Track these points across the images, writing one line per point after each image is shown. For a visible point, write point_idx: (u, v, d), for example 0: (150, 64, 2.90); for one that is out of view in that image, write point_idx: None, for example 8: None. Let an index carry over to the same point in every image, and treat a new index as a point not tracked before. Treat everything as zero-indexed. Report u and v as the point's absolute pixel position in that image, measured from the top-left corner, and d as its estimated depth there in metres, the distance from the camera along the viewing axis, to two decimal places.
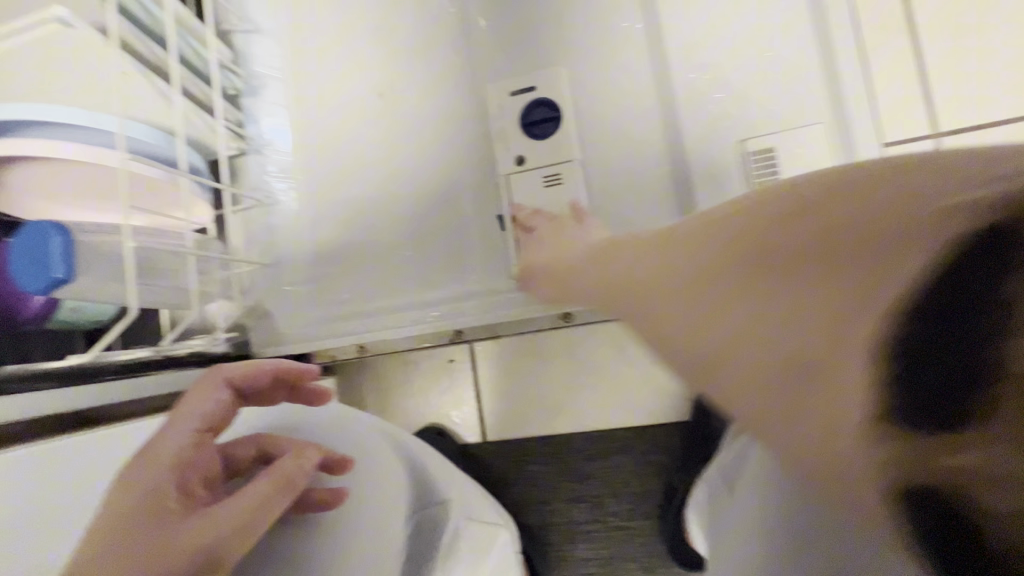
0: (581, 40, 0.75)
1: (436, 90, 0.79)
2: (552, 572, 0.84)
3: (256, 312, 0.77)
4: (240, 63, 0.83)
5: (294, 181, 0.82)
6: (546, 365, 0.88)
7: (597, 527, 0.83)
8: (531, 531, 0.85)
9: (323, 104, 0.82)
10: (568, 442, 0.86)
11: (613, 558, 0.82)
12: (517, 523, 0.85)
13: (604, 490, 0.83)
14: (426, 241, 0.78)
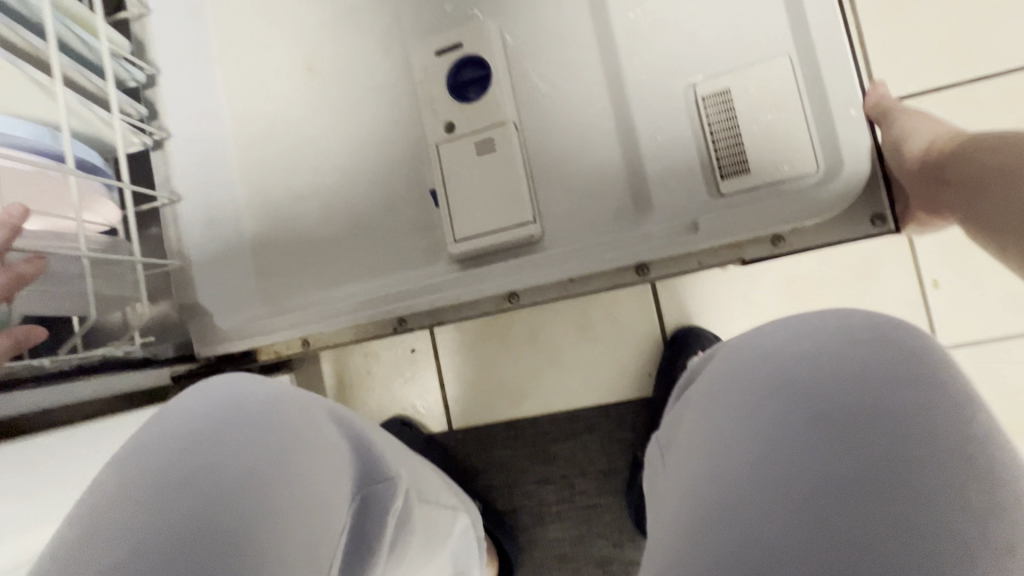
0: None
1: (363, 59, 0.73)
2: (524, 557, 0.81)
3: (191, 310, 0.74)
4: (142, 50, 0.76)
5: (220, 169, 0.76)
6: (508, 346, 0.84)
7: (567, 507, 0.80)
8: (501, 516, 0.82)
9: (247, 84, 0.76)
10: (534, 424, 0.82)
11: (584, 538, 0.79)
12: (486, 509, 0.82)
13: (572, 470, 0.81)
14: (362, 223, 0.72)
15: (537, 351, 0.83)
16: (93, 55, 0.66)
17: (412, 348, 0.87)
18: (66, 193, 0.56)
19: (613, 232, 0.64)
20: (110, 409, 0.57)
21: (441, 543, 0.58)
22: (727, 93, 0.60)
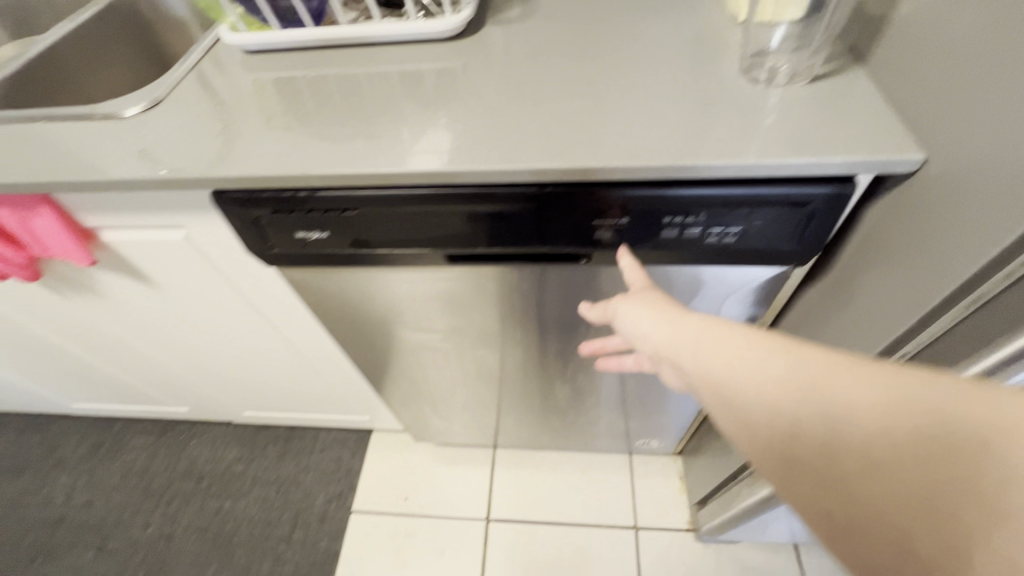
0: None
1: (574, 487, 1.24)
2: (232, 557, 1.21)
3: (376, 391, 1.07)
4: (586, 402, 0.94)
5: (478, 406, 0.99)
6: None
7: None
8: (262, 540, 1.22)
9: (547, 418, 1.02)
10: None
11: None
12: (266, 528, 1.24)
13: None
14: (456, 395, 0.95)
15: None
16: (519, 373, 0.85)
17: (403, 496, 1.26)
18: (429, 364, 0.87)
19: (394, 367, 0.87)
20: (238, 284, 0.71)
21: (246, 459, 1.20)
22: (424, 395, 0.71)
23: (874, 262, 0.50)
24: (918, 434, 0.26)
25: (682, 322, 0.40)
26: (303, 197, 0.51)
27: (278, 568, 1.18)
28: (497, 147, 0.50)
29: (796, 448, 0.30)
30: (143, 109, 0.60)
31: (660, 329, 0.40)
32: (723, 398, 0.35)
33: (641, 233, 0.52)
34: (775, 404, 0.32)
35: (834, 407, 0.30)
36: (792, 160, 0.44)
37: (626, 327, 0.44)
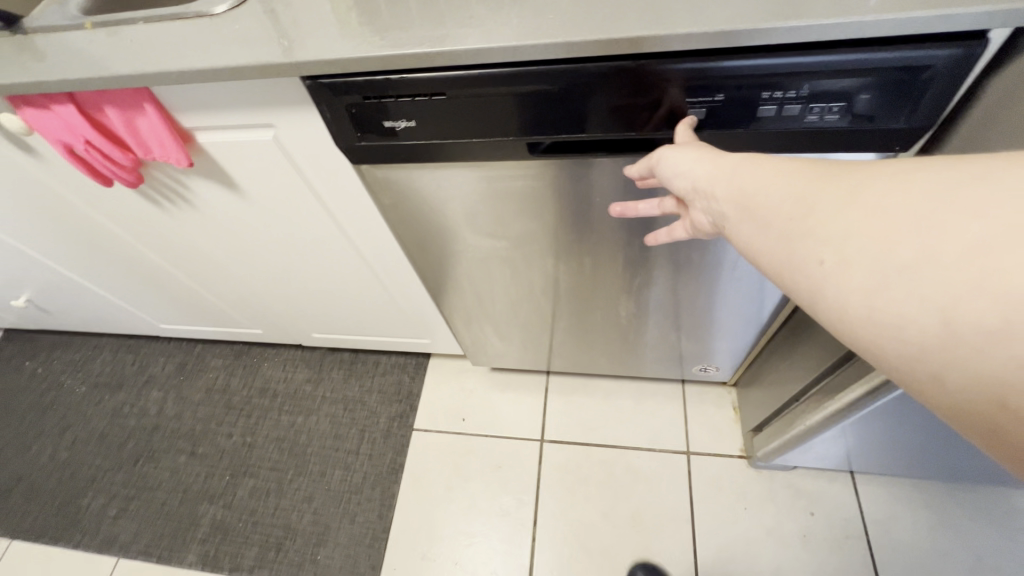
0: (665, 514, 1.14)
1: (626, 413, 1.27)
2: (308, 460, 1.33)
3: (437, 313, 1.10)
4: (648, 319, 0.95)
5: (538, 323, 1.02)
6: (434, 491, 1.24)
7: (330, 482, 1.29)
8: (334, 445, 1.33)
9: (605, 334, 1.04)
10: (384, 479, 1.27)
11: (305, 494, 1.28)
12: (337, 436, 1.34)
13: (348, 492, 1.26)
14: (517, 311, 0.98)
15: (436, 510, 1.21)
16: (584, 287, 0.86)
17: (461, 418, 1.33)
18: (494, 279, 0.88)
19: (461, 280, 0.90)
20: (317, 189, 0.74)
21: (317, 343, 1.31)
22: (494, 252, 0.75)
23: (995, 137, 0.46)
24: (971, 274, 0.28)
25: (737, 166, 0.43)
26: (394, 81, 0.52)
27: (348, 475, 1.28)
28: (590, 16, 0.48)
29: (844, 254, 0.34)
30: (230, 7, 0.61)
31: (702, 164, 0.45)
32: (747, 210, 0.41)
33: (738, 110, 0.49)
34: (825, 216, 0.35)
35: (904, 241, 0.31)
36: (926, 12, 0.41)
37: (666, 170, 0.49)
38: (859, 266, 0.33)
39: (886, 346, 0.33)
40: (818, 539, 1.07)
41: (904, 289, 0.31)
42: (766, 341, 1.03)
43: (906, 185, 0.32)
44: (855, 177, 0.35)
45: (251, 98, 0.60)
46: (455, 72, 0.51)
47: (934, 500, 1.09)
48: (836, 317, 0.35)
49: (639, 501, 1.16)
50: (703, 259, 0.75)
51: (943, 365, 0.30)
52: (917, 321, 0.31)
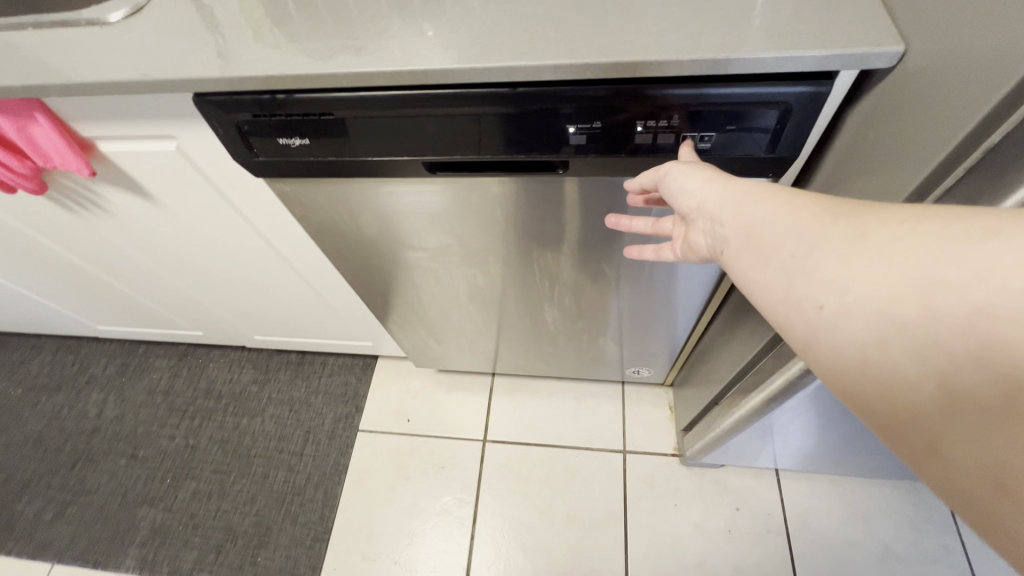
0: (600, 510, 1.18)
1: (567, 413, 1.30)
2: (252, 462, 1.32)
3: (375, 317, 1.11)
4: (576, 324, 0.97)
5: (472, 328, 1.03)
6: (376, 492, 1.25)
7: (272, 484, 1.28)
8: (279, 447, 1.33)
9: (539, 338, 1.06)
10: (327, 481, 1.27)
11: (247, 496, 1.27)
12: (282, 438, 1.34)
13: (291, 494, 1.26)
14: (449, 316, 0.99)
15: (378, 510, 1.23)
16: (509, 295, 0.88)
17: (406, 418, 1.34)
18: (421, 287, 0.89)
19: (390, 287, 0.90)
20: (230, 200, 0.74)
21: (281, 341, 1.30)
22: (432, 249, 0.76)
23: (854, 169, 0.50)
24: (959, 342, 0.29)
25: (745, 193, 0.41)
26: (281, 100, 0.54)
27: (292, 477, 1.28)
28: (470, 47, 0.50)
29: (844, 304, 0.34)
30: (127, 15, 0.60)
31: (712, 185, 0.44)
32: (755, 240, 0.40)
33: (615, 138, 0.52)
34: (827, 262, 0.35)
35: (900, 298, 0.31)
36: (770, 52, 0.44)
37: (673, 185, 0.47)
38: (861, 323, 0.33)
39: (886, 413, 0.34)
40: (741, 532, 1.13)
41: (906, 350, 0.31)
42: (692, 346, 1.07)
43: (919, 241, 0.31)
44: (873, 222, 0.34)
45: (147, 111, 0.60)
46: (344, 94, 0.53)
47: (850, 494, 1.15)
48: (833, 365, 0.35)
49: (575, 499, 1.19)
50: (616, 270, 0.77)
51: (937, 446, 0.32)
52: (913, 382, 0.31)
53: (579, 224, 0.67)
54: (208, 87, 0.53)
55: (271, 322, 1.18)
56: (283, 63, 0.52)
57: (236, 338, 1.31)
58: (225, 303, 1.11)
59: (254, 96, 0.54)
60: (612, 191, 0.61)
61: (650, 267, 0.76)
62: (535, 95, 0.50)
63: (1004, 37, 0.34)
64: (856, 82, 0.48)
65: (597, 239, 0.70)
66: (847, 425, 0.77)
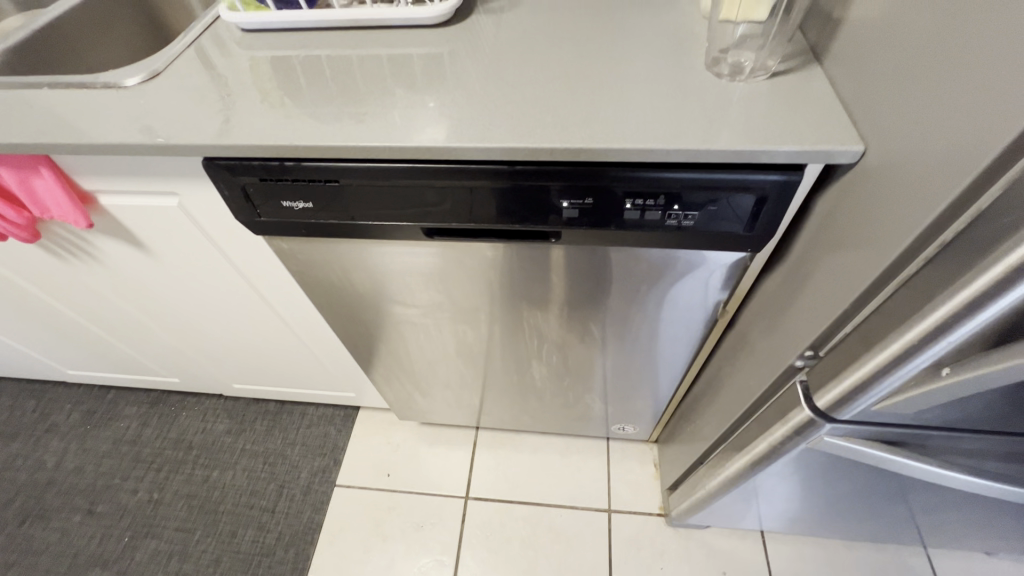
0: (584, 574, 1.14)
1: (552, 468, 1.28)
2: (219, 519, 1.25)
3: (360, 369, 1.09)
4: (563, 380, 0.98)
5: (458, 381, 1.03)
6: (350, 552, 1.19)
7: (240, 543, 1.21)
8: (250, 502, 1.27)
9: (525, 393, 1.06)
10: (299, 540, 1.21)
11: (212, 557, 1.20)
12: (254, 493, 1.28)
13: (259, 554, 1.19)
14: (436, 370, 0.99)
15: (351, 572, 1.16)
16: (496, 350, 0.89)
17: (386, 473, 1.29)
18: (409, 341, 0.89)
19: (378, 340, 0.90)
20: (224, 253, 0.75)
21: (258, 390, 1.26)
22: (424, 306, 0.78)
23: (825, 250, 0.54)
24: None
25: None
26: (288, 166, 0.56)
27: (262, 535, 1.22)
28: (472, 126, 0.54)
29: None
30: (142, 80, 0.63)
31: None
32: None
33: (606, 213, 0.55)
34: None
35: None
36: (746, 145, 0.48)
37: None
38: None
39: None
40: None
41: None
42: (676, 404, 1.08)
43: None
44: None
45: (152, 170, 0.62)
46: (349, 164, 0.55)
47: (834, 557, 1.14)
48: None
49: (558, 561, 1.16)
50: (603, 331, 0.79)
51: None
52: None
53: (570, 286, 0.70)
54: (219, 151, 0.55)
55: (251, 370, 1.16)
56: (294, 133, 0.55)
57: (211, 385, 1.27)
58: (206, 350, 1.09)
59: (262, 162, 0.56)
60: (601, 258, 0.64)
61: (637, 330, 0.78)
62: (531, 173, 0.53)
63: (944, 152, 0.37)
64: (823, 173, 0.53)
65: (586, 301, 0.72)
66: (829, 489, 0.78)
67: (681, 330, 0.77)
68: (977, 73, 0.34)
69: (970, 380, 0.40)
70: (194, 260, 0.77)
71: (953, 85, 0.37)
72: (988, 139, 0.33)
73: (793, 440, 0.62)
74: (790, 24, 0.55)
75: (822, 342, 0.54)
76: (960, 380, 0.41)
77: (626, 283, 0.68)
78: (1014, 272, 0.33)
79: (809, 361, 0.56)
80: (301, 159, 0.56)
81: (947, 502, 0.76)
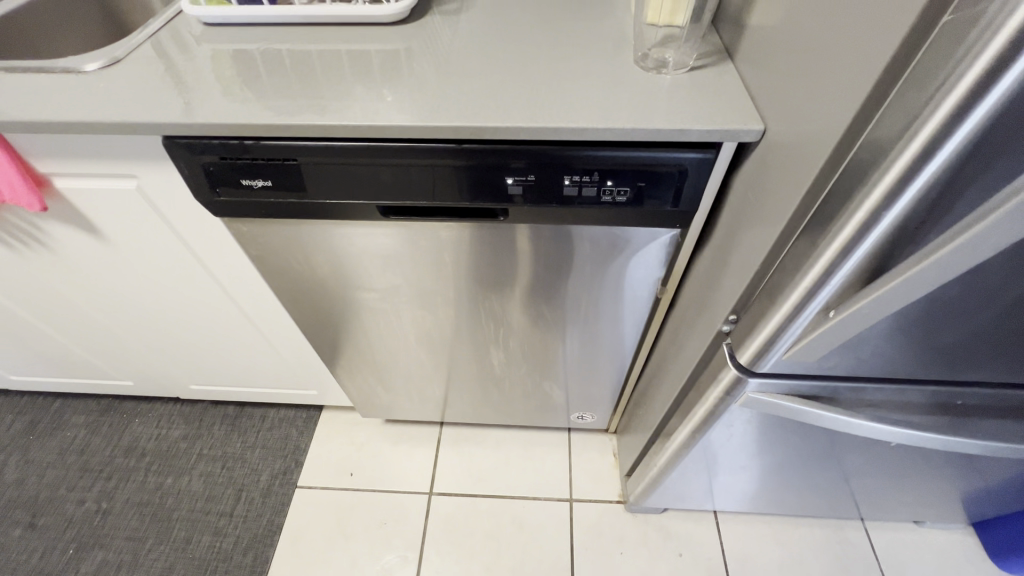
0: (545, 563, 1.16)
1: (514, 462, 1.31)
2: (173, 526, 1.21)
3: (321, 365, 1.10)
4: (521, 368, 1.02)
5: (420, 372, 1.05)
6: (310, 552, 1.17)
7: (194, 550, 1.18)
8: (205, 507, 1.24)
9: (486, 383, 1.09)
10: (256, 544, 1.18)
11: (164, 565, 1.16)
12: (210, 498, 1.25)
13: (215, 560, 1.16)
14: (397, 360, 1.01)
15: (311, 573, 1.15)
16: (455, 336, 0.92)
17: (348, 472, 1.29)
18: (369, 330, 0.92)
19: (338, 330, 0.92)
20: (182, 239, 0.76)
21: (215, 392, 1.25)
22: (382, 290, 0.80)
23: (740, 222, 0.60)
24: None
25: None
26: (248, 146, 0.59)
27: (218, 541, 1.19)
28: (423, 109, 0.59)
29: None
30: (102, 66, 0.65)
31: None
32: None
33: (548, 190, 0.60)
34: None
35: None
36: (666, 126, 0.54)
37: None
38: None
39: None
40: None
41: None
42: (630, 391, 1.13)
43: None
44: None
45: (110, 151, 0.63)
46: (308, 142, 0.59)
47: (781, 534, 1.21)
48: None
49: (520, 550, 1.18)
50: (555, 313, 0.84)
51: None
52: None
53: (520, 267, 0.74)
54: (179, 129, 0.57)
55: (210, 370, 1.14)
56: (253, 114, 0.58)
57: (167, 387, 1.24)
58: (163, 348, 1.07)
59: (223, 140, 0.59)
60: (548, 238, 0.69)
61: (587, 313, 0.83)
62: (478, 151, 0.58)
63: (818, 123, 0.44)
64: (737, 154, 0.60)
65: (537, 282, 0.77)
66: (765, 456, 0.84)
67: (626, 310, 0.82)
68: (838, 57, 0.42)
69: (854, 318, 0.46)
70: (149, 246, 0.78)
71: (823, 68, 0.44)
72: (845, 108, 0.40)
73: (725, 401, 0.67)
74: (702, 26, 0.63)
75: (742, 305, 0.60)
76: (847, 321, 0.47)
77: (571, 262, 0.73)
78: (868, 218, 0.40)
79: (733, 325, 0.62)
80: (260, 138, 0.59)
81: (867, 463, 0.83)
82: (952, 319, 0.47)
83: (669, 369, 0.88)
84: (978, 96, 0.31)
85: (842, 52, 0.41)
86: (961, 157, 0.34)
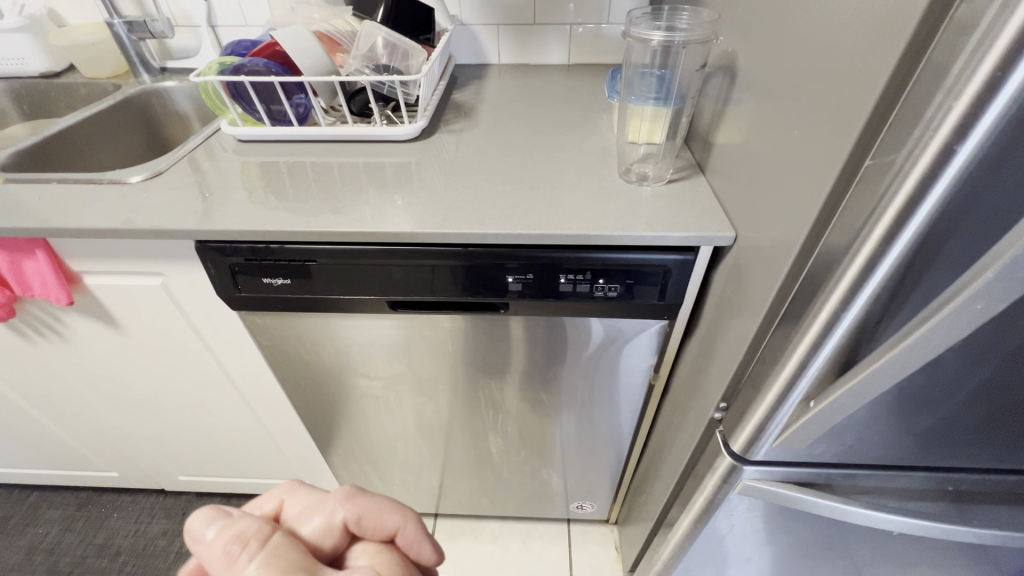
0: None
1: (511, 557, 1.25)
2: None
3: (315, 454, 1.08)
4: (519, 453, 1.01)
5: (416, 459, 1.04)
6: None
7: None
8: None
9: (483, 471, 1.07)
10: None
11: None
12: None
13: None
14: (394, 446, 1.01)
15: None
16: (454, 422, 0.93)
17: None
18: (367, 416, 0.93)
19: (337, 417, 0.93)
20: (193, 330, 0.79)
21: (202, 483, 1.20)
22: (384, 377, 0.83)
23: (722, 315, 0.66)
24: None
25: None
26: (272, 248, 0.65)
27: None
28: (433, 216, 0.66)
29: None
30: (145, 178, 0.73)
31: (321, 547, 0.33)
32: (406, 546, 0.37)
33: (545, 287, 0.66)
34: None
35: None
36: (649, 231, 0.62)
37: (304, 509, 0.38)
38: None
39: None
40: None
41: None
42: (630, 477, 1.11)
43: None
44: None
45: (142, 253, 0.69)
46: (328, 245, 0.65)
47: None
48: None
49: None
50: (552, 400, 0.86)
51: None
52: None
53: (519, 356, 0.78)
54: (212, 235, 0.64)
55: (201, 460, 1.12)
56: (280, 220, 0.65)
57: (153, 478, 1.21)
58: (155, 438, 1.06)
59: (251, 243, 0.65)
60: (545, 328, 0.73)
61: (585, 398, 0.86)
62: (482, 252, 0.64)
63: (780, 233, 0.51)
64: (714, 254, 0.67)
65: (536, 369, 0.80)
66: (770, 546, 0.83)
67: (623, 395, 0.85)
68: (791, 181, 0.49)
69: (832, 409, 0.50)
70: (161, 337, 0.81)
71: (779, 188, 0.52)
72: (799, 224, 0.47)
73: (723, 489, 0.68)
74: (675, 145, 0.74)
75: (730, 393, 0.63)
76: (827, 410, 0.51)
77: (569, 350, 0.77)
78: (830, 319, 0.45)
79: (724, 413, 0.65)
80: (284, 241, 0.65)
81: (873, 553, 0.82)
82: (923, 407, 0.51)
83: (666, 455, 0.89)
84: (902, 223, 0.38)
85: (794, 177, 0.49)
86: (900, 270, 0.40)
